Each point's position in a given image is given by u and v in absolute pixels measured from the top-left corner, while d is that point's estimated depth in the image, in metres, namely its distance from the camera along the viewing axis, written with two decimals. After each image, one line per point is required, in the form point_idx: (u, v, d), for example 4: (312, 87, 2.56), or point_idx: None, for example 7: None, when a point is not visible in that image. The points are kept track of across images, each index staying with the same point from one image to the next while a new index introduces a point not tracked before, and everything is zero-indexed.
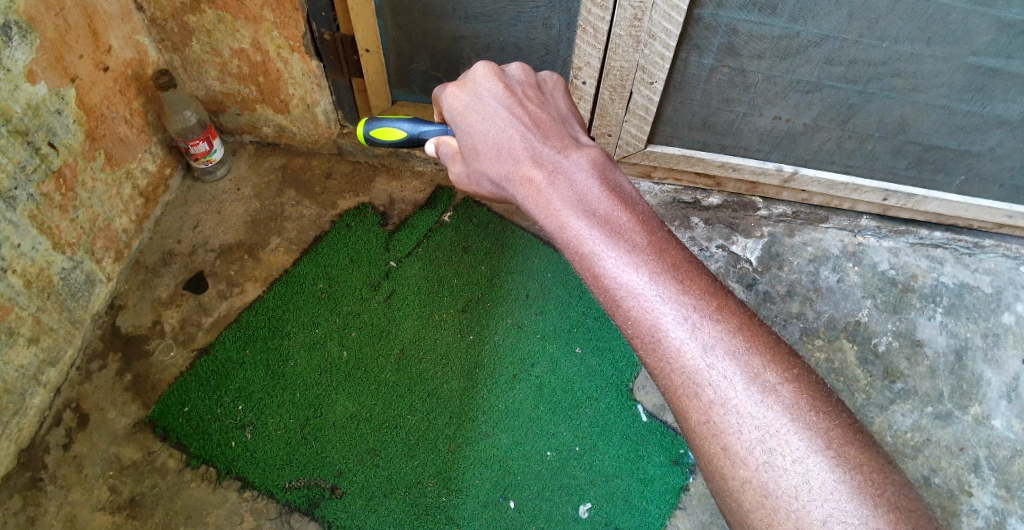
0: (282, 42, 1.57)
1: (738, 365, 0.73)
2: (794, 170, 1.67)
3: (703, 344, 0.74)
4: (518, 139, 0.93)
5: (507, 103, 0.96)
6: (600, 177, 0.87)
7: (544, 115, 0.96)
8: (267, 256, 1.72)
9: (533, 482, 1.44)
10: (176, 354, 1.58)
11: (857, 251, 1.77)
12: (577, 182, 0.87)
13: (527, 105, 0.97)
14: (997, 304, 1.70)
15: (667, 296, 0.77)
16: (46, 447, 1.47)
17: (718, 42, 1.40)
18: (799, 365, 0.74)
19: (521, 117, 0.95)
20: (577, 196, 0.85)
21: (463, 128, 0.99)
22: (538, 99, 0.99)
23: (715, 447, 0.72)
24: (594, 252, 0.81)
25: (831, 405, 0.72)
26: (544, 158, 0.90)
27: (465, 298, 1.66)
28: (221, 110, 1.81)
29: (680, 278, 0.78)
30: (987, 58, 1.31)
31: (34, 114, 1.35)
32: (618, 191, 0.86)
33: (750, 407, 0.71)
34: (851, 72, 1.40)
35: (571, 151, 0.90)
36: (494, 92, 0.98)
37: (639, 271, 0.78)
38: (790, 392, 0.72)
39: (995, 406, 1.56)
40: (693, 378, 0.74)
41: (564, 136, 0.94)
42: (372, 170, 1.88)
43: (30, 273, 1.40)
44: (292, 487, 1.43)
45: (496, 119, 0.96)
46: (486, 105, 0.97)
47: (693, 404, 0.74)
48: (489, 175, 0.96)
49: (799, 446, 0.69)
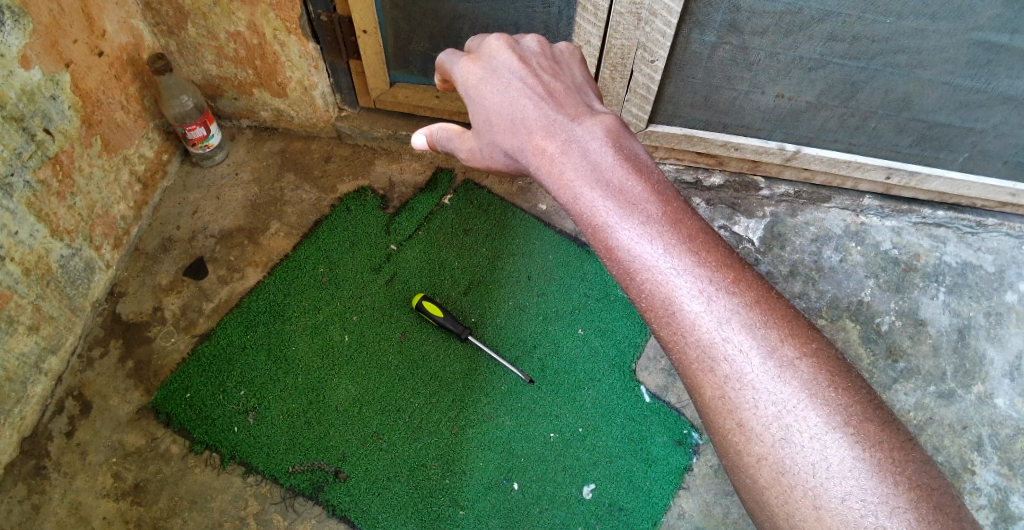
0: (279, 24, 1.55)
1: (756, 338, 0.72)
2: (797, 149, 1.66)
3: (718, 318, 0.74)
4: (532, 109, 0.92)
5: (521, 75, 0.96)
6: (614, 146, 0.85)
7: (558, 85, 0.95)
8: (267, 242, 1.71)
9: (536, 463, 1.45)
10: (177, 340, 1.57)
11: (860, 230, 1.76)
12: (590, 151, 0.85)
13: (543, 75, 0.97)
14: (1001, 282, 1.69)
15: (683, 268, 0.76)
16: (50, 434, 1.46)
17: (720, 18, 1.38)
18: (818, 339, 0.74)
19: (535, 88, 0.94)
20: (591, 165, 0.84)
21: (477, 101, 0.98)
22: (552, 69, 0.99)
23: (731, 422, 0.72)
24: (608, 224, 0.80)
25: (851, 379, 0.71)
26: (558, 127, 0.89)
27: (466, 281, 1.66)
28: (218, 94, 1.80)
29: (696, 250, 0.77)
30: (992, 33, 1.30)
31: (29, 99, 1.33)
32: (632, 159, 0.84)
33: (767, 382, 0.71)
34: (854, 48, 1.38)
35: (586, 119, 0.89)
36: (509, 64, 0.97)
37: (654, 243, 0.78)
38: (808, 367, 0.71)
39: (998, 384, 1.56)
40: (709, 351, 0.74)
41: (579, 105, 0.93)
42: (372, 153, 1.86)
43: (29, 260, 1.39)
44: (296, 471, 1.43)
45: (510, 91, 0.95)
46: (500, 78, 0.97)
47: (707, 377, 0.74)
48: (504, 148, 0.95)
49: (816, 422, 0.69)
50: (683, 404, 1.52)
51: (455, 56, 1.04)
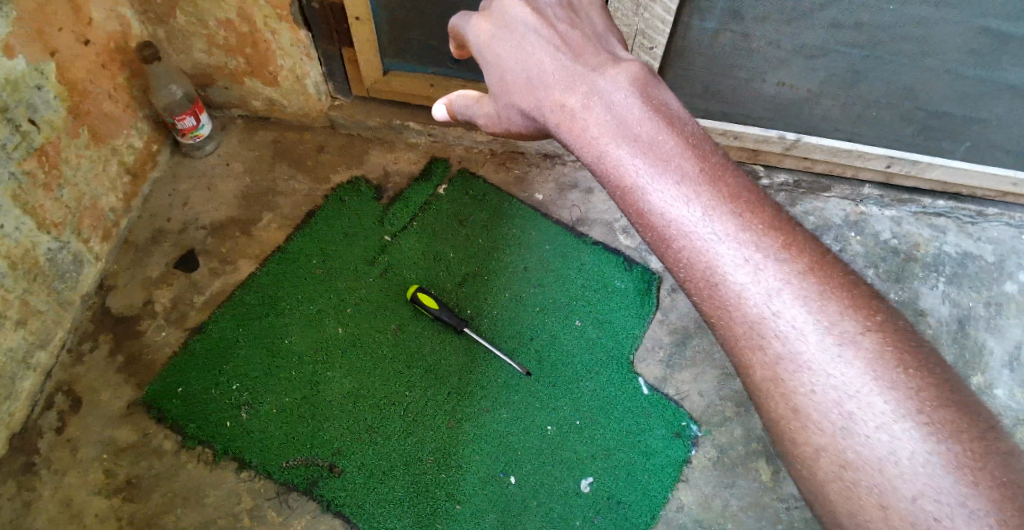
0: (269, 12, 1.52)
1: (811, 311, 0.70)
2: (797, 138, 1.63)
3: (766, 287, 0.72)
4: (550, 63, 0.90)
5: (537, 27, 0.93)
6: (643, 100, 0.83)
7: (576, 34, 0.93)
8: (259, 233, 1.68)
9: (533, 457, 1.43)
10: (168, 333, 1.55)
11: (859, 220, 1.74)
12: (616, 107, 0.83)
13: (560, 25, 0.94)
14: (1000, 272, 1.68)
15: (725, 234, 0.74)
16: (39, 431, 1.44)
17: (721, 5, 1.35)
18: (881, 311, 0.70)
19: (553, 41, 0.92)
20: (619, 122, 0.82)
21: (492, 60, 0.96)
22: (569, 18, 0.95)
23: (784, 406, 0.70)
24: (640, 186, 0.78)
25: (922, 359, 0.67)
26: (579, 81, 0.87)
27: (462, 273, 1.63)
28: (209, 83, 1.76)
29: (739, 212, 0.74)
30: (996, 20, 1.28)
31: (13, 89, 1.30)
32: (665, 115, 0.82)
33: (825, 362, 0.68)
34: (858, 36, 1.36)
35: (609, 69, 0.87)
36: (523, 17, 0.94)
37: (692, 205, 0.75)
38: (872, 343, 0.67)
39: (998, 375, 1.55)
40: (758, 325, 0.72)
41: (600, 54, 0.90)
42: (366, 143, 1.83)
43: (15, 253, 1.36)
44: (290, 465, 1.41)
45: (526, 44, 0.93)
46: (515, 32, 0.94)
47: (756, 352, 0.72)
48: (522, 108, 0.93)
49: (884, 410, 0.65)
50: (682, 396, 1.50)
51: (466, 14, 1.01)
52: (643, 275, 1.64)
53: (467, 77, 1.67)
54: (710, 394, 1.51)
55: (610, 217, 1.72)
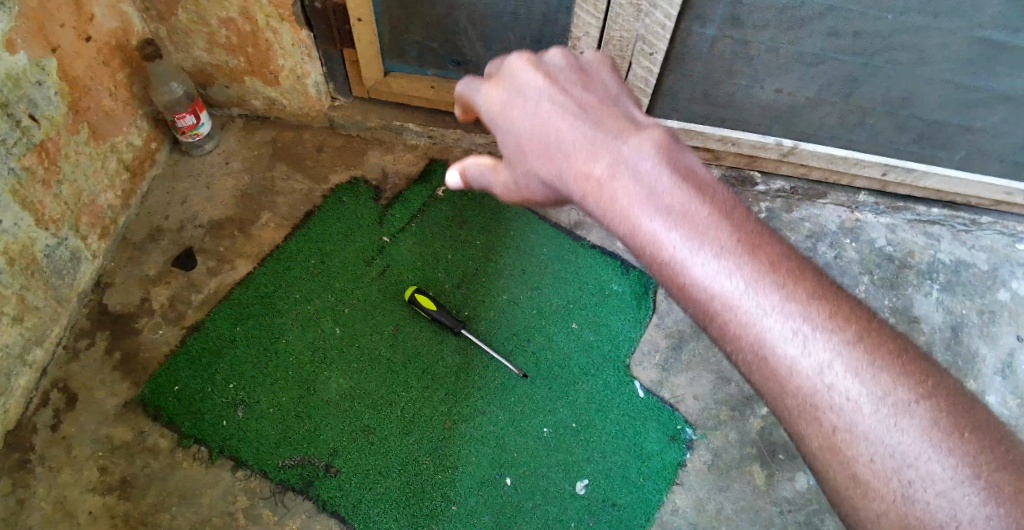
0: (271, 12, 1.52)
1: (865, 382, 0.65)
2: (795, 144, 1.64)
3: (817, 360, 0.67)
4: (567, 129, 0.85)
5: (549, 92, 0.88)
6: (670, 165, 0.78)
7: (590, 98, 0.88)
8: (257, 232, 1.68)
9: (529, 458, 1.44)
10: (165, 331, 1.55)
11: (855, 227, 1.75)
12: (644, 173, 0.78)
13: (572, 89, 0.89)
14: (993, 281, 1.69)
15: (771, 306, 0.69)
16: (35, 427, 1.44)
17: (720, 11, 1.36)
18: (932, 375, 0.66)
19: (568, 106, 0.87)
20: (648, 191, 0.77)
21: (504, 128, 0.90)
22: (581, 81, 0.90)
23: (843, 477, 0.66)
24: (677, 259, 0.73)
25: (974, 420, 0.64)
26: (601, 148, 0.82)
27: (460, 274, 1.64)
28: (208, 82, 1.76)
29: (781, 281, 0.70)
30: (994, 30, 1.29)
31: (14, 85, 1.30)
32: (694, 181, 0.77)
33: (883, 434, 0.64)
34: (856, 44, 1.37)
35: (630, 135, 0.82)
36: (534, 83, 0.89)
37: (733, 277, 0.71)
38: (927, 411, 0.64)
39: (990, 382, 1.56)
40: (813, 399, 0.67)
41: (618, 118, 0.85)
42: (365, 143, 1.84)
43: (14, 249, 1.36)
44: (286, 465, 1.41)
45: (539, 110, 0.87)
46: (527, 98, 0.89)
47: (812, 425, 0.67)
48: (540, 177, 0.87)
49: (945, 477, 0.62)
50: (677, 399, 1.51)
51: (472, 79, 0.95)
52: (640, 278, 1.65)
53: None
54: (705, 398, 1.51)
55: None
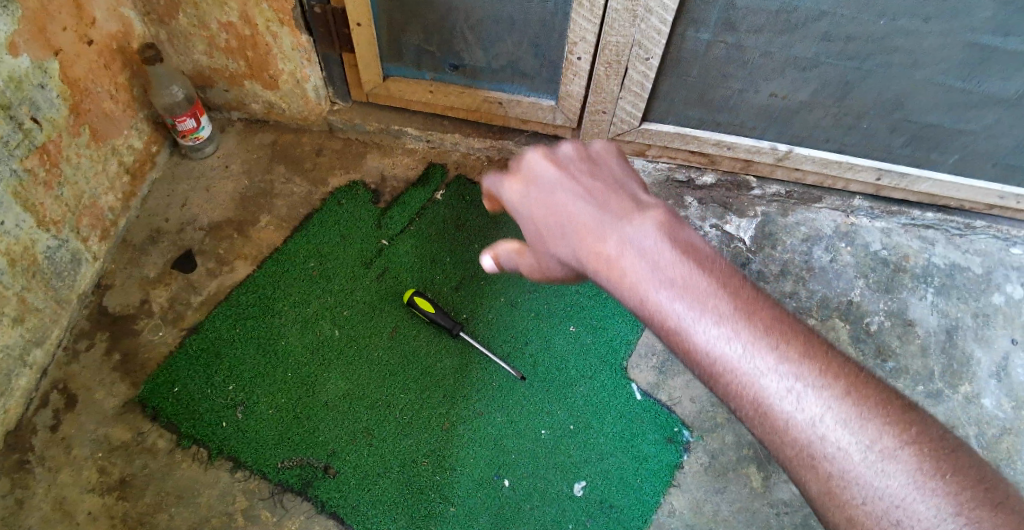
0: (271, 15, 1.54)
1: (853, 431, 0.67)
2: (789, 149, 1.66)
3: (809, 413, 0.69)
4: (581, 215, 0.88)
5: (564, 184, 0.91)
6: (671, 241, 0.81)
7: (600, 185, 0.91)
8: (256, 234, 1.69)
9: (527, 459, 1.44)
10: (165, 333, 1.56)
11: (850, 231, 1.77)
12: (648, 249, 0.81)
13: (583, 178, 0.92)
14: (988, 284, 1.71)
15: (767, 368, 0.72)
16: (34, 428, 1.44)
17: (715, 16, 1.38)
18: (917, 421, 0.68)
19: (581, 195, 0.90)
20: (653, 265, 0.80)
21: (527, 219, 0.94)
22: (591, 170, 0.94)
23: (840, 518, 0.67)
24: (680, 326, 0.76)
25: (957, 460, 0.66)
26: (610, 230, 0.85)
27: (457, 277, 1.65)
28: (208, 85, 1.78)
29: (775, 344, 0.72)
30: (984, 35, 1.31)
31: (17, 86, 1.31)
32: (693, 253, 0.80)
33: (871, 477, 0.66)
34: (849, 48, 1.39)
35: (634, 215, 0.85)
36: (549, 176, 0.93)
37: (732, 342, 0.73)
38: (912, 456, 0.66)
39: (985, 385, 1.57)
40: (808, 449, 0.69)
41: (624, 199, 0.89)
42: (363, 147, 1.85)
43: (15, 250, 1.37)
44: (285, 466, 1.42)
45: (555, 200, 0.91)
46: (543, 189, 0.92)
47: (809, 473, 0.69)
48: (559, 259, 0.91)
49: (931, 516, 0.63)
50: (674, 401, 1.52)
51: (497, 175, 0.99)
52: None
53: (466, 83, 1.69)
54: (702, 400, 1.52)
55: None
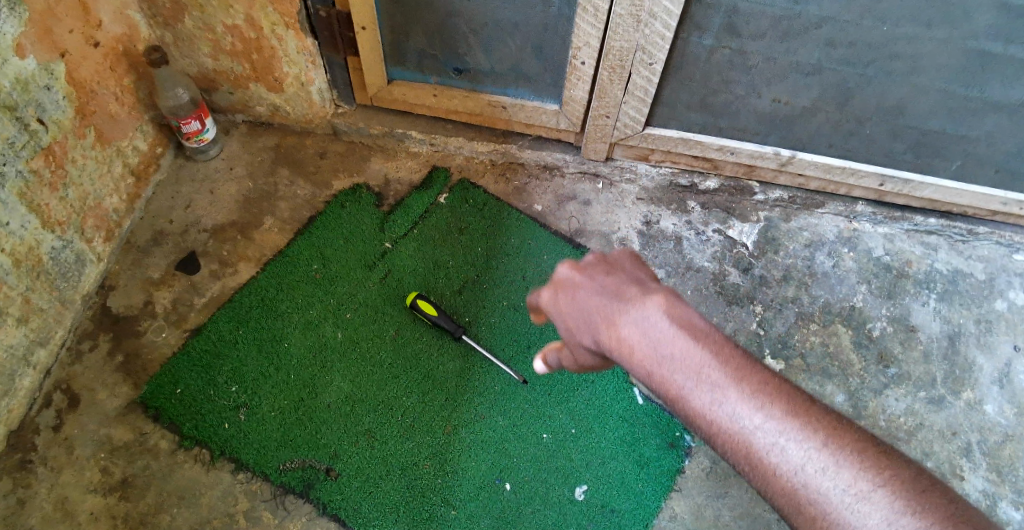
0: (276, 19, 1.55)
1: (839, 478, 0.67)
2: (792, 154, 1.66)
3: (795, 464, 0.68)
4: (604, 316, 0.81)
5: (584, 287, 0.84)
6: (673, 318, 0.77)
7: (614, 280, 0.84)
8: (260, 236, 1.70)
9: (529, 463, 1.44)
10: (168, 334, 1.56)
11: (853, 236, 1.77)
12: (650, 326, 0.77)
13: (598, 277, 0.84)
14: (990, 290, 1.70)
15: (760, 428, 0.70)
16: (36, 428, 1.44)
17: (718, 21, 1.39)
18: (896, 465, 0.68)
19: (598, 296, 0.82)
20: (655, 342, 0.76)
21: (561, 326, 0.86)
22: (606, 268, 0.86)
23: None
24: (678, 394, 0.74)
25: (936, 498, 0.66)
26: (621, 319, 0.79)
27: (460, 280, 1.65)
28: (213, 88, 1.78)
29: (767, 405, 0.71)
30: (986, 41, 1.31)
31: (23, 88, 1.32)
32: (692, 326, 0.77)
33: (851, 519, 0.65)
34: (851, 54, 1.40)
35: (640, 297, 0.80)
36: (567, 281, 0.85)
37: (727, 406, 0.72)
38: (890, 497, 0.65)
39: (987, 391, 1.57)
40: (796, 496, 0.68)
41: (632, 284, 0.82)
42: (367, 150, 1.85)
43: (20, 251, 1.38)
44: (287, 468, 1.42)
45: (578, 304, 0.83)
46: (566, 295, 0.85)
47: (798, 516, 0.69)
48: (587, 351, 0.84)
49: None
50: None
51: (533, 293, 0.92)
52: None
53: (469, 88, 1.70)
54: None
55: (607, 229, 1.75)
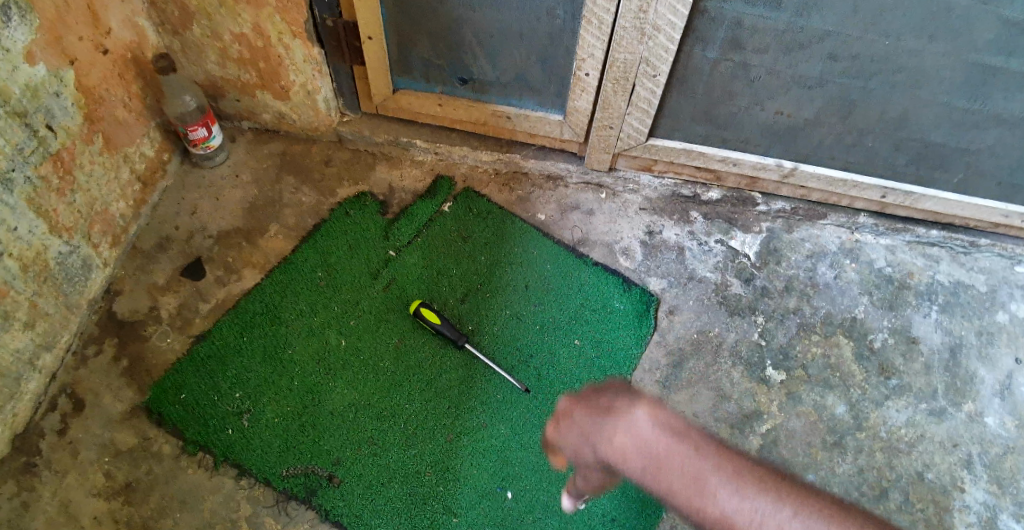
0: (284, 28, 1.56)
1: None
2: (794, 166, 1.67)
3: None
4: (606, 435, 0.88)
5: (585, 411, 0.91)
6: (657, 421, 0.87)
7: (607, 396, 0.92)
8: (265, 243, 1.71)
9: (531, 471, 1.45)
10: (173, 339, 1.57)
11: (855, 247, 1.78)
12: (641, 433, 0.86)
13: (593, 398, 0.93)
14: (992, 303, 1.71)
15: (741, 508, 0.80)
16: (41, 431, 1.45)
17: (721, 34, 1.40)
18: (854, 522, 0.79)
19: (597, 415, 0.90)
20: (647, 449, 0.85)
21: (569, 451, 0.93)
22: (600, 389, 0.94)
23: None
24: (670, 490, 0.83)
25: None
26: (619, 432, 0.87)
27: (463, 289, 1.66)
28: (220, 95, 1.80)
29: (743, 485, 0.82)
30: (987, 55, 1.32)
31: (33, 94, 1.33)
32: (674, 427, 0.86)
33: None
34: (854, 68, 1.41)
35: (627, 405, 0.89)
36: (569, 409, 0.93)
37: (712, 494, 0.81)
38: None
39: (988, 403, 1.57)
40: None
41: (621, 396, 0.91)
42: (372, 158, 1.87)
43: (27, 256, 1.39)
44: (289, 474, 1.43)
45: (582, 426, 0.91)
46: (570, 422, 0.92)
47: None
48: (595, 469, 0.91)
49: None
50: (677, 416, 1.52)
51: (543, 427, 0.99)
52: (642, 295, 1.67)
53: (475, 98, 1.71)
54: (705, 415, 1.53)
55: (610, 238, 1.76)
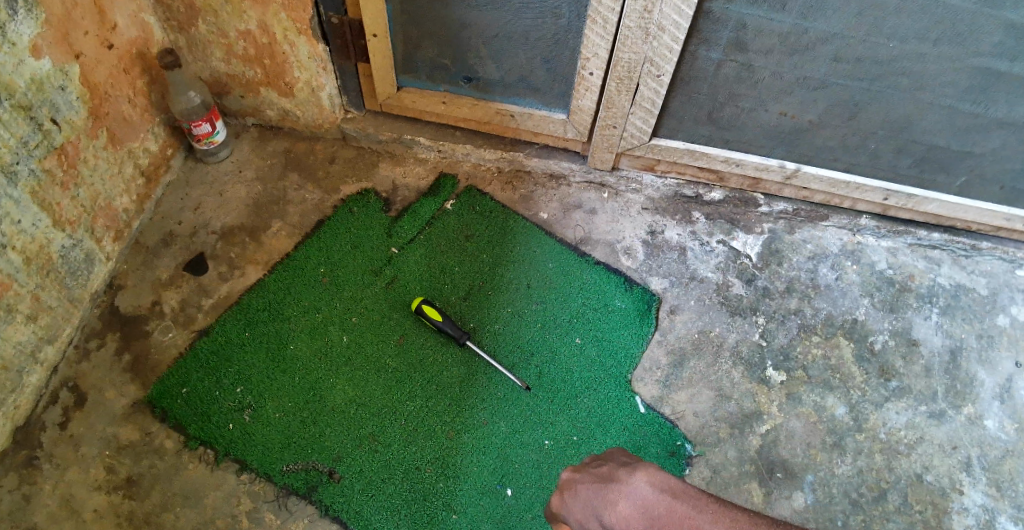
0: (289, 25, 1.57)
1: None
2: (797, 167, 1.67)
3: None
4: (607, 505, 0.90)
5: (586, 483, 0.94)
6: (654, 485, 0.90)
7: (607, 468, 0.95)
8: (268, 240, 1.72)
9: (531, 469, 1.45)
10: (175, 334, 1.57)
11: (856, 249, 1.78)
12: (640, 498, 0.89)
13: (593, 470, 0.96)
14: (993, 306, 1.71)
15: None
16: (43, 425, 1.46)
17: (726, 36, 1.40)
18: None
19: (598, 486, 0.92)
20: (647, 513, 0.88)
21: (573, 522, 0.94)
22: (600, 462, 0.97)
23: None
24: None
25: None
26: (620, 500, 0.90)
27: (465, 287, 1.67)
28: (224, 91, 1.81)
29: None
30: (991, 59, 1.33)
31: (38, 88, 1.34)
32: (670, 488, 0.89)
33: None
34: (857, 70, 1.41)
35: (626, 473, 0.92)
36: (571, 482, 0.95)
37: None
38: None
39: (988, 406, 1.57)
40: None
41: (620, 465, 0.95)
42: (375, 156, 1.87)
43: (30, 249, 1.39)
44: (290, 470, 1.43)
45: (584, 498, 0.93)
46: (573, 495, 0.94)
47: None
48: None
49: None
50: (677, 415, 1.53)
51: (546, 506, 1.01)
52: (643, 295, 1.67)
53: (479, 97, 1.72)
54: (705, 415, 1.53)
55: (612, 238, 1.76)
